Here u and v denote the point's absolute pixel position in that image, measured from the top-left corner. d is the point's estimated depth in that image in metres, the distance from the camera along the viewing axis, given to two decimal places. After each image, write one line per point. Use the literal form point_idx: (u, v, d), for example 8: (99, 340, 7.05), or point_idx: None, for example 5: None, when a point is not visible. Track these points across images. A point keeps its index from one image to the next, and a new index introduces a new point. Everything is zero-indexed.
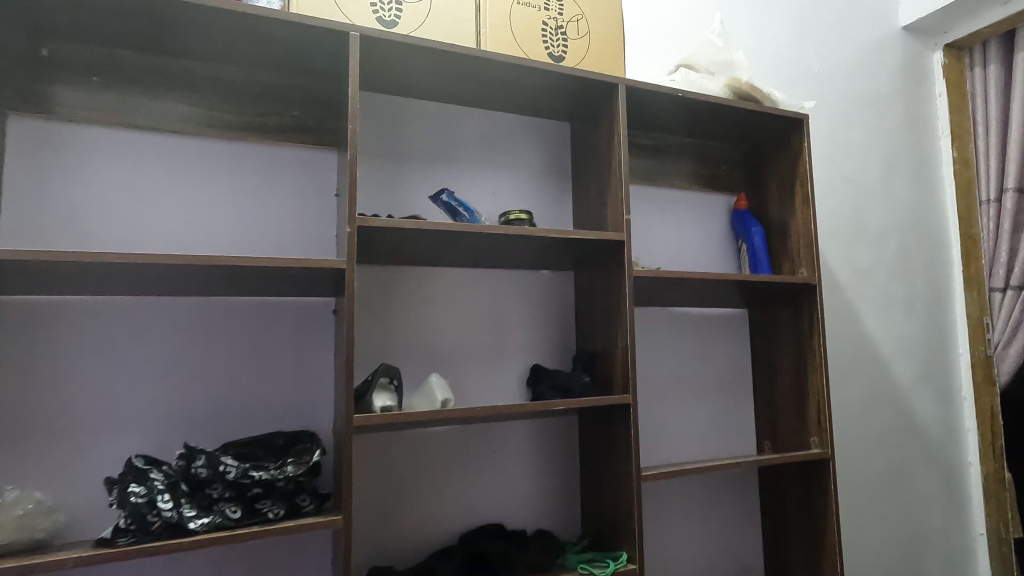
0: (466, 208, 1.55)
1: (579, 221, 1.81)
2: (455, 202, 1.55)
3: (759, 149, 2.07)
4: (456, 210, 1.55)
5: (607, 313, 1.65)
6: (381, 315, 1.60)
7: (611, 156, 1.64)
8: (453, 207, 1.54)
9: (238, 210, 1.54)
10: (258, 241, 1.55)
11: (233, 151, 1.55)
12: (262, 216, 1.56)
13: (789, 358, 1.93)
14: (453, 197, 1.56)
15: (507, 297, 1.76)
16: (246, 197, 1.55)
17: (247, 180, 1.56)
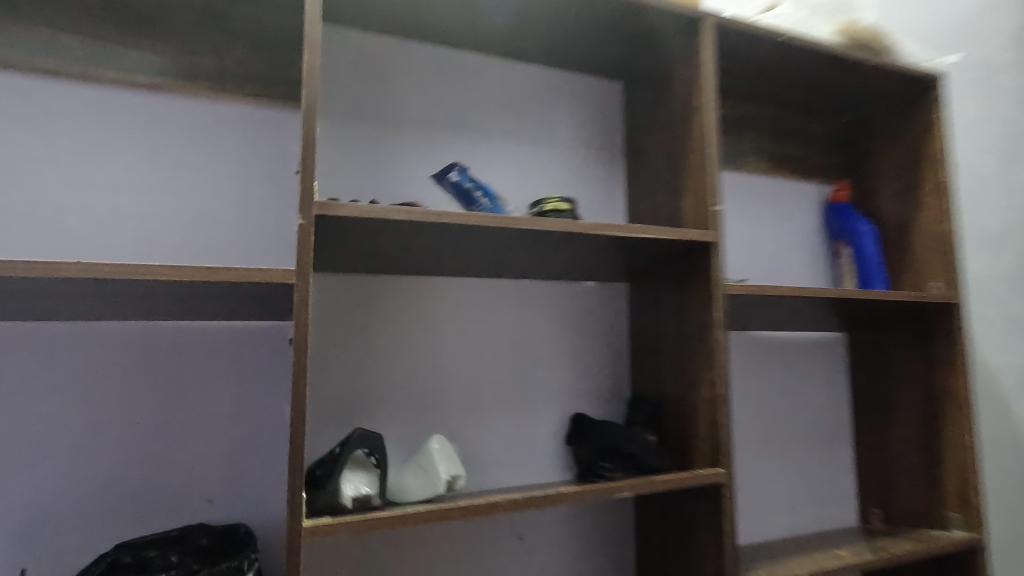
0: (486, 191, 1.07)
1: (638, 214, 1.32)
2: (470, 183, 1.07)
3: (865, 123, 1.58)
4: (471, 195, 1.06)
5: (683, 345, 1.17)
6: (363, 347, 1.12)
7: (691, 122, 1.15)
8: (466, 189, 1.06)
9: (148, 192, 1.02)
10: (178, 240, 1.03)
11: (144, 104, 1.04)
12: (184, 201, 1.04)
13: (913, 402, 1.44)
14: (468, 175, 1.07)
15: (539, 319, 1.27)
16: (161, 175, 1.03)
17: (162, 149, 1.04)
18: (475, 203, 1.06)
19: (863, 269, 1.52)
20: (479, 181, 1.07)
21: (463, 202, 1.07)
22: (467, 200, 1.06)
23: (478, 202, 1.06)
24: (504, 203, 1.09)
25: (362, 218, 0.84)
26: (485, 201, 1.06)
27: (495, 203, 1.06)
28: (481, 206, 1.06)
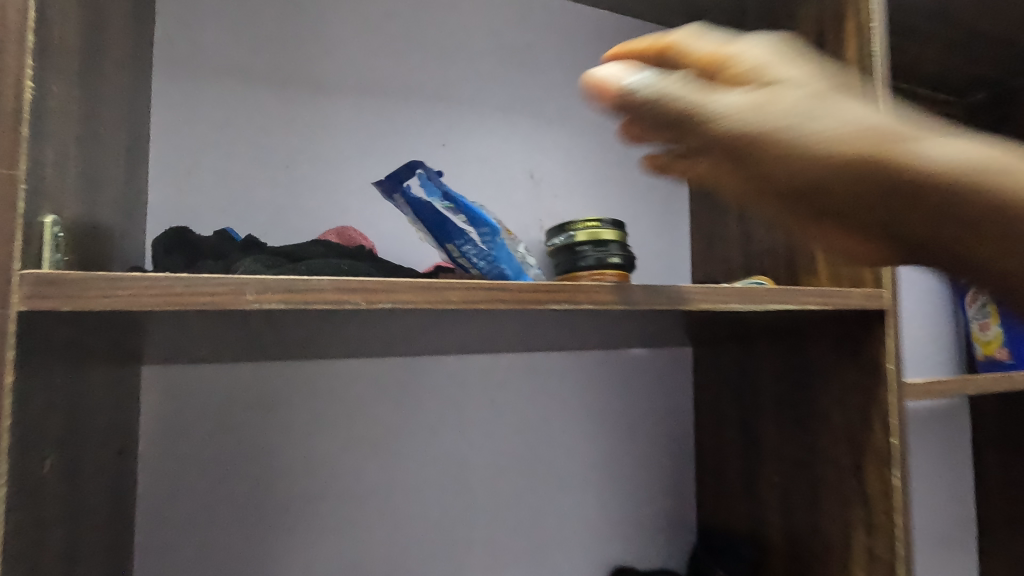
0: (475, 212, 0.55)
1: (717, 241, 0.83)
2: (442, 203, 0.55)
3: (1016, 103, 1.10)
4: (440, 230, 0.55)
5: (806, 474, 0.68)
6: (253, 490, 0.63)
7: None
8: (435, 212, 0.55)
9: None
10: None
11: None
12: None
13: None
14: (443, 185, 0.55)
15: (560, 414, 0.78)
16: None
17: None
18: (447, 244, 0.55)
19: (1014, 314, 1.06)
20: (457, 199, 0.55)
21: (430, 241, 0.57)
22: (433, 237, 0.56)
23: (452, 242, 0.55)
24: (513, 242, 0.58)
25: (169, 310, 0.33)
26: (464, 240, 0.55)
27: (488, 247, 0.55)
28: (458, 253, 0.56)
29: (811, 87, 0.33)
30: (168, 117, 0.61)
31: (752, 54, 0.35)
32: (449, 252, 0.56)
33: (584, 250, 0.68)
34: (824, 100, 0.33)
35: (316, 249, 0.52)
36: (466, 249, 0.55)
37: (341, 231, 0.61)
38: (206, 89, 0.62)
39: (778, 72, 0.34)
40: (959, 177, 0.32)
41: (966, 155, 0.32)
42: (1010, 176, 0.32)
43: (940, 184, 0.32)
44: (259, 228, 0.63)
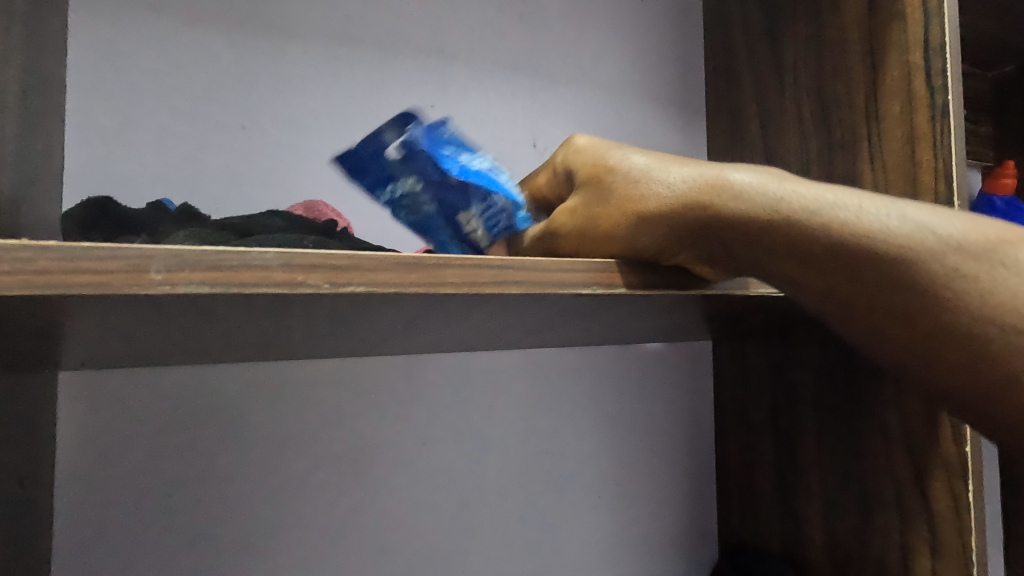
0: (479, 159, 0.39)
1: None
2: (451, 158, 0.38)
3: None
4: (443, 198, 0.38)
5: (852, 485, 0.60)
6: (205, 518, 0.52)
7: (888, 44, 0.57)
8: (429, 157, 0.37)
9: None
10: None
11: None
12: None
13: None
14: (451, 138, 0.39)
15: (567, 419, 0.69)
16: None
17: None
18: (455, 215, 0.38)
19: None
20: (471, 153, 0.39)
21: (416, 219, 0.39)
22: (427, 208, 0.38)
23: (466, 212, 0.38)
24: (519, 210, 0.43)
25: (31, 295, 0.22)
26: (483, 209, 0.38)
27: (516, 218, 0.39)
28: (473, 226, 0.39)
29: (701, 183, 0.36)
30: (88, 62, 0.49)
31: (635, 163, 0.38)
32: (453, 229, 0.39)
33: None
34: (723, 187, 0.36)
35: (272, 223, 0.41)
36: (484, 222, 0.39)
37: (310, 205, 0.50)
38: (138, 31, 0.51)
39: (657, 178, 0.37)
40: (887, 249, 0.32)
41: (871, 224, 0.33)
42: (928, 245, 0.32)
43: (874, 262, 0.32)
44: (209, 202, 0.52)
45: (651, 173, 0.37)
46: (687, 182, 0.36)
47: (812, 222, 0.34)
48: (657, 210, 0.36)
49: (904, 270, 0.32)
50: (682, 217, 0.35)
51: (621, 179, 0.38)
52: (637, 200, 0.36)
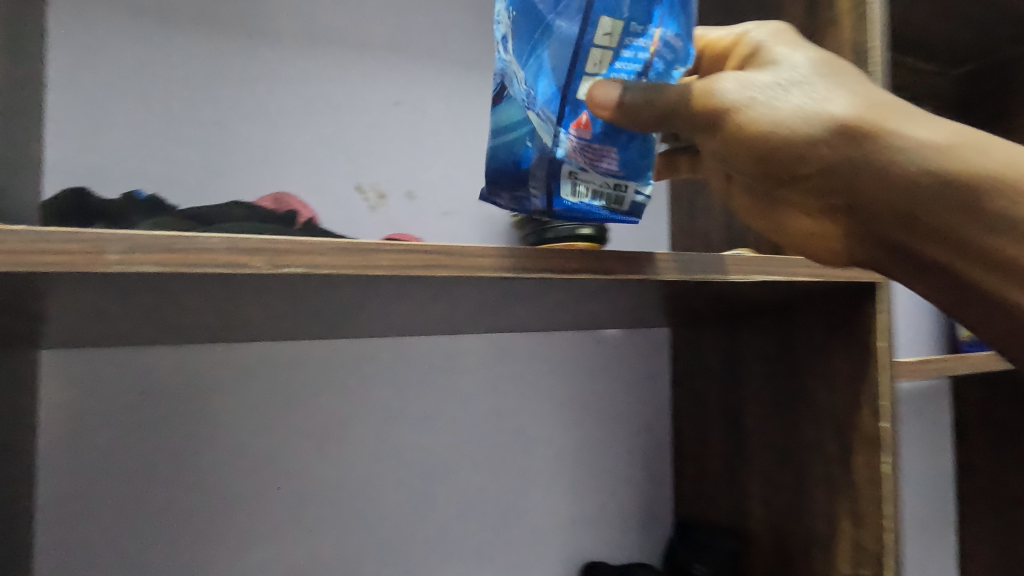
0: None
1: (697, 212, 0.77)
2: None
3: (1008, 72, 1.04)
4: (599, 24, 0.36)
5: (790, 462, 0.64)
6: (180, 489, 0.56)
7: (824, 47, 0.60)
8: None
9: None
10: None
11: None
12: None
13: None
14: None
15: (529, 400, 0.73)
16: None
17: None
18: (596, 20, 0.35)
19: None
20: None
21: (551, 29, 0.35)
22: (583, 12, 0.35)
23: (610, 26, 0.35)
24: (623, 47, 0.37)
25: (3, 272, 0.26)
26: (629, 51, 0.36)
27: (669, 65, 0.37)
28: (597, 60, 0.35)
29: (843, 107, 0.37)
30: (67, 59, 0.52)
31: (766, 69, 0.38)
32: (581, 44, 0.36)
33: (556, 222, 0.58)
34: (867, 118, 0.37)
35: (234, 212, 0.45)
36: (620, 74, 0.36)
37: (278, 197, 0.54)
38: (114, 30, 0.54)
39: (796, 97, 0.37)
40: (1001, 201, 0.35)
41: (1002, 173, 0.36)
42: None
43: (971, 213, 0.36)
44: (182, 193, 0.55)
45: (818, 92, 0.37)
46: (850, 110, 0.37)
47: (917, 165, 0.37)
48: (783, 124, 0.37)
49: (983, 235, 0.36)
50: (806, 138, 0.37)
51: (749, 91, 0.38)
52: (795, 118, 0.37)
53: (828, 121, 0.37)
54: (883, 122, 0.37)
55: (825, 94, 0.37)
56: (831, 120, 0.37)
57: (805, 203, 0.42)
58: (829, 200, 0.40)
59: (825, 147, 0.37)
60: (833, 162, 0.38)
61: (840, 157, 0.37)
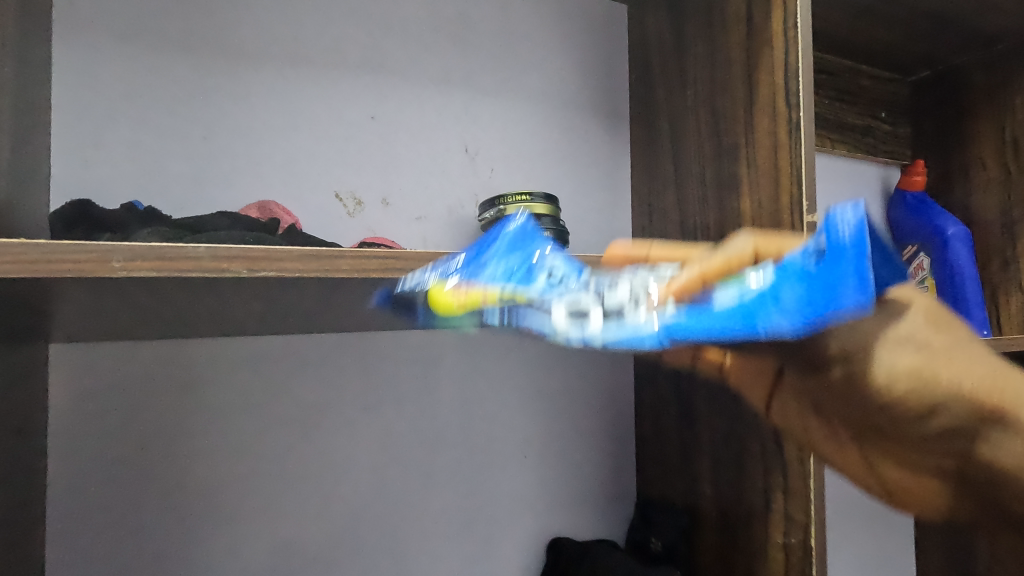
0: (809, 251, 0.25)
1: (654, 215, 0.83)
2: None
3: (958, 77, 1.09)
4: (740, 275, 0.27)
5: (732, 443, 0.70)
6: (176, 469, 0.62)
7: (759, 64, 0.65)
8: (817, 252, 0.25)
9: None
10: None
11: None
12: None
13: None
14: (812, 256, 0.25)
15: (498, 389, 0.79)
16: None
17: None
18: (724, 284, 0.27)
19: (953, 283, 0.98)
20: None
21: (711, 314, 0.25)
22: (741, 288, 0.26)
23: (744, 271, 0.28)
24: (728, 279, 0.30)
25: (28, 278, 0.32)
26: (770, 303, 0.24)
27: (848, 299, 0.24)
28: (636, 282, 0.31)
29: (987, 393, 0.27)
30: (70, 83, 0.58)
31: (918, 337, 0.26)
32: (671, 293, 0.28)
33: None
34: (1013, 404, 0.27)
35: (222, 221, 0.51)
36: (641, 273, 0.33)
37: (262, 205, 0.60)
38: (113, 56, 0.60)
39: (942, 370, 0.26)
40: None
41: None
42: None
43: None
44: (176, 202, 0.61)
45: (949, 365, 0.27)
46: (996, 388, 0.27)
47: None
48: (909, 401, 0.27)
49: None
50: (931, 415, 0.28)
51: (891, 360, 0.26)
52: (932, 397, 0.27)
53: (945, 399, 0.27)
54: (1007, 395, 0.27)
55: (929, 371, 0.26)
56: (947, 395, 0.27)
57: (914, 465, 0.32)
58: (935, 464, 0.31)
59: (936, 425, 0.28)
60: (958, 446, 0.29)
61: (953, 434, 0.29)
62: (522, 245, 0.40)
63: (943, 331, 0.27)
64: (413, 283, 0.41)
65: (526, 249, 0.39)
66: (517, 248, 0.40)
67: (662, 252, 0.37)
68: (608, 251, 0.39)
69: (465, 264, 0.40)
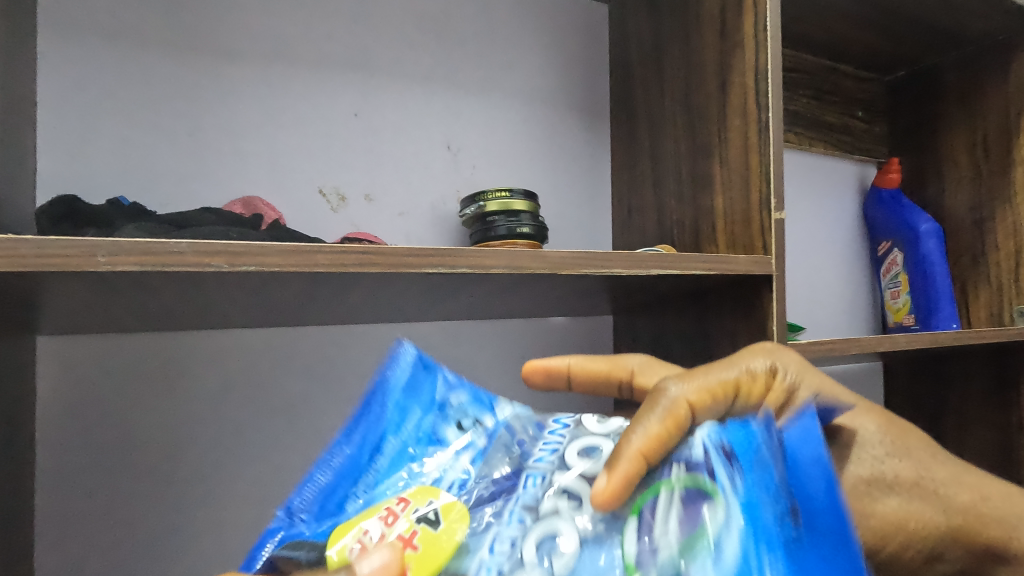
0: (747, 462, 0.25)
1: (633, 211, 0.85)
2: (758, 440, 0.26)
3: (932, 78, 1.12)
4: (689, 504, 0.25)
5: None
6: (162, 458, 0.64)
7: (732, 65, 0.67)
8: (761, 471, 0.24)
9: None
10: None
11: None
12: None
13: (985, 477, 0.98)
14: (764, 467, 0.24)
15: (480, 380, 0.81)
16: None
17: None
18: (675, 508, 0.26)
19: (924, 277, 1.00)
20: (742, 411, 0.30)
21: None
22: (716, 555, 0.23)
23: (673, 476, 0.27)
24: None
25: (16, 271, 0.34)
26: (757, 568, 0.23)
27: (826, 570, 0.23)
28: (560, 495, 0.28)
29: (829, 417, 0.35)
30: (57, 80, 0.59)
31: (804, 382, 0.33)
32: (607, 528, 0.27)
33: (496, 219, 0.67)
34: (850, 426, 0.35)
35: (207, 217, 0.52)
36: (553, 439, 0.32)
37: (247, 201, 0.61)
38: (99, 54, 0.61)
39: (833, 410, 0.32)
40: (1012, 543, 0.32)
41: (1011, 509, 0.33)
42: None
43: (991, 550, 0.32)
44: (161, 197, 0.62)
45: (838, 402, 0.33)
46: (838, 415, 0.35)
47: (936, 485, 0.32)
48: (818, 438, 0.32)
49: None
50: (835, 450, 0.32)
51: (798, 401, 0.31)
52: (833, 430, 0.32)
53: None
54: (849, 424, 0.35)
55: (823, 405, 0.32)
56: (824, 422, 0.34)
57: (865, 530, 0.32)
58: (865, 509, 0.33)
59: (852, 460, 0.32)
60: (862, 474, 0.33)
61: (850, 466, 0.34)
62: (413, 383, 0.35)
63: (805, 371, 0.34)
64: (302, 523, 0.31)
65: (416, 400, 0.35)
66: (407, 394, 0.35)
67: (582, 364, 0.39)
68: (527, 364, 0.39)
69: (353, 452, 0.33)
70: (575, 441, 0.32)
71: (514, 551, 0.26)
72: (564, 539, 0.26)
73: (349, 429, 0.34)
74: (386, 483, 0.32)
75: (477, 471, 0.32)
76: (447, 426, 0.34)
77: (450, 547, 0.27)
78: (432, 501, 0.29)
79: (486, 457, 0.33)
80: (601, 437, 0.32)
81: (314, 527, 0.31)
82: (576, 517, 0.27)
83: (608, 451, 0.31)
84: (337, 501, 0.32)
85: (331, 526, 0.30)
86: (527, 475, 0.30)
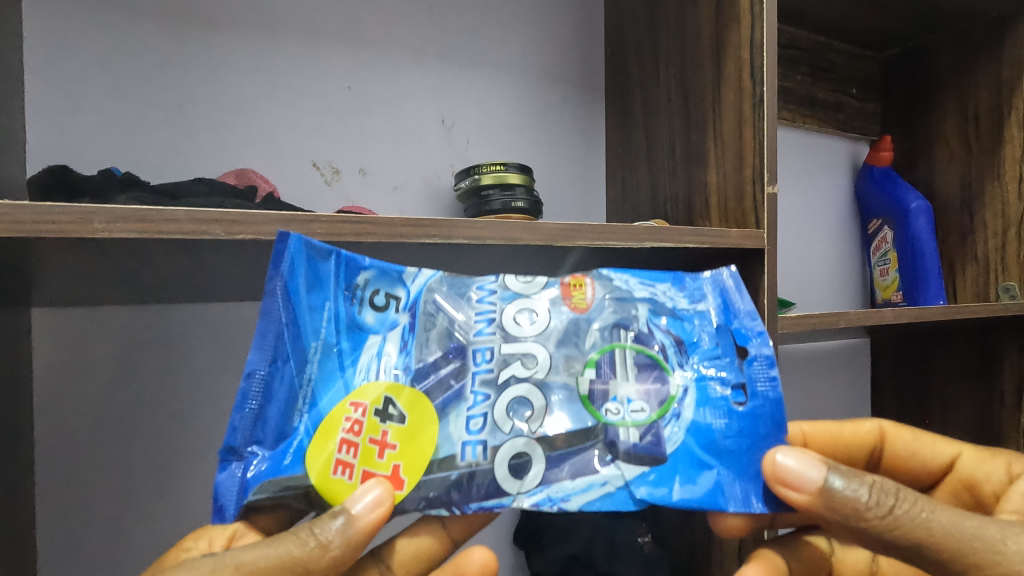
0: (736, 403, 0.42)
1: (628, 186, 0.85)
2: (697, 335, 0.44)
3: (926, 56, 1.11)
4: (642, 368, 0.43)
5: None
6: (160, 429, 0.65)
7: (727, 39, 0.66)
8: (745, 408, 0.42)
9: None
10: None
11: None
12: None
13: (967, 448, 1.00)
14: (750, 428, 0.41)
15: None
16: None
17: None
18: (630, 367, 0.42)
19: (913, 255, 1.01)
20: (668, 275, 0.46)
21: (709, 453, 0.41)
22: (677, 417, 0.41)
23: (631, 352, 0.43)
24: (579, 317, 0.43)
25: (14, 237, 0.34)
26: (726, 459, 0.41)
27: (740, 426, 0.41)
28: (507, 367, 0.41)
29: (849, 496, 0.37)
30: (44, 50, 0.58)
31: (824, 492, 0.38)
32: (555, 383, 0.41)
33: (490, 193, 0.68)
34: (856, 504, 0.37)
35: (200, 187, 0.52)
36: (482, 311, 0.43)
37: (240, 173, 0.61)
38: (86, 24, 0.60)
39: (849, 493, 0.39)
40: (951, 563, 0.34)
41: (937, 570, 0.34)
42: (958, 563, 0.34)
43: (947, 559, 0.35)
44: (153, 168, 0.62)
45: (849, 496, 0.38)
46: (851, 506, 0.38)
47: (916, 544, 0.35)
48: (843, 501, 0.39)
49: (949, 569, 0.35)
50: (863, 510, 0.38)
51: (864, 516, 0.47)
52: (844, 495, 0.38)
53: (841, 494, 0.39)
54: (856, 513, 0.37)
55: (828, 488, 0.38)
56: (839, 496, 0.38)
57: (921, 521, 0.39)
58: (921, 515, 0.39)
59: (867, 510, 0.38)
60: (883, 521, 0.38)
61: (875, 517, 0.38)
62: (318, 277, 0.39)
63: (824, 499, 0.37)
64: (259, 460, 0.36)
65: (324, 294, 0.39)
66: (314, 293, 0.39)
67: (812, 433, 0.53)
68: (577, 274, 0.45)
69: (280, 371, 0.37)
70: (501, 312, 0.43)
71: (488, 421, 0.40)
72: (533, 400, 0.40)
73: (262, 347, 0.37)
74: (330, 391, 0.39)
75: (412, 352, 0.41)
76: (364, 312, 0.41)
77: (423, 442, 0.38)
78: (389, 400, 0.39)
79: (416, 335, 0.41)
80: (525, 299, 0.43)
81: (277, 458, 0.37)
82: (539, 390, 0.41)
83: (532, 328, 0.42)
84: (286, 426, 0.37)
85: (297, 453, 0.37)
86: (475, 349, 0.41)
